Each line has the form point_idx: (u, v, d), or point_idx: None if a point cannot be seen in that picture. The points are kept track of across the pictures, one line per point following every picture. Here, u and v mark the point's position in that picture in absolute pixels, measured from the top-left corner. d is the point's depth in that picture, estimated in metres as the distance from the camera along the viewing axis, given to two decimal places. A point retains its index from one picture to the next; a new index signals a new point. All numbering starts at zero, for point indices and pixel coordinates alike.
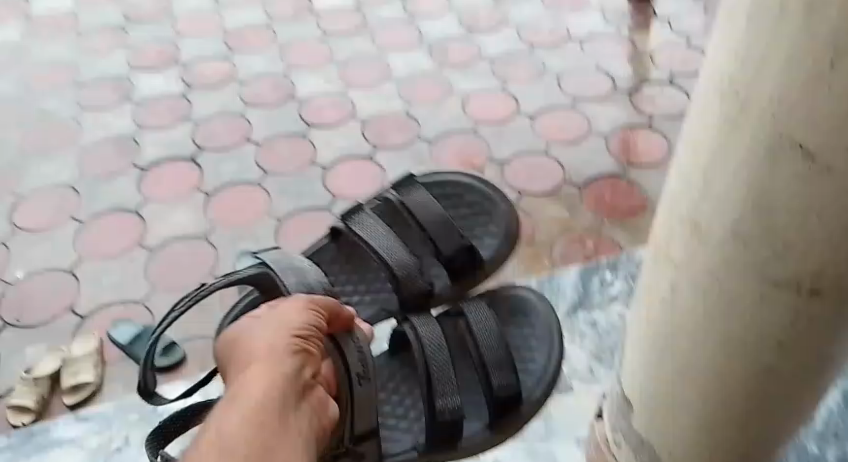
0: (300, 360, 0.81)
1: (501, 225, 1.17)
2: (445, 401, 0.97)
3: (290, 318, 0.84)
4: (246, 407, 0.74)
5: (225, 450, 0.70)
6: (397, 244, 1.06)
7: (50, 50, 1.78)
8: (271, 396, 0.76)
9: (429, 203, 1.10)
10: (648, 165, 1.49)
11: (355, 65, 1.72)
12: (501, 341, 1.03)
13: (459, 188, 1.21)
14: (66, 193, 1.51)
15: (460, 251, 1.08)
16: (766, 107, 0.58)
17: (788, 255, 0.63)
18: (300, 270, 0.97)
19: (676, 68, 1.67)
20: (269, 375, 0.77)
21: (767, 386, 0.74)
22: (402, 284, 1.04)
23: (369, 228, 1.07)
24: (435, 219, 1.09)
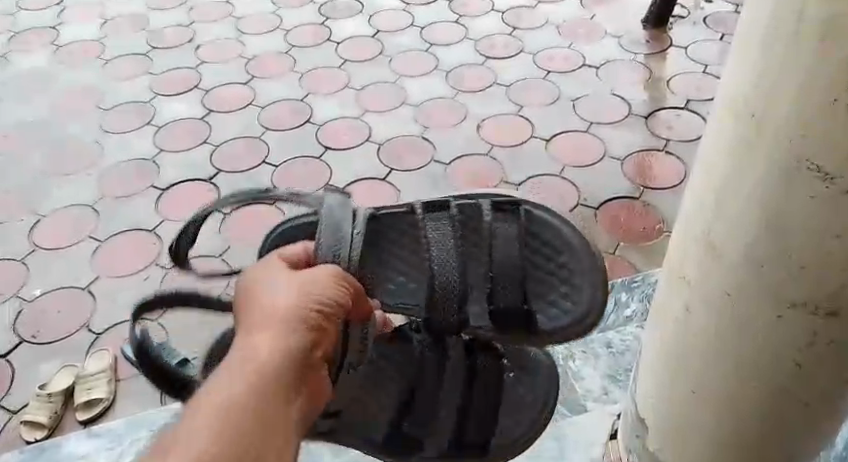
0: (310, 340, 0.62)
1: (584, 298, 0.87)
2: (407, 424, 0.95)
3: (308, 285, 0.66)
4: (229, 386, 0.57)
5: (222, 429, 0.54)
6: (452, 266, 0.86)
7: (74, 75, 1.82)
8: (265, 377, 0.58)
9: (515, 242, 0.88)
10: (664, 188, 1.51)
11: (373, 90, 1.74)
12: (491, 398, 0.97)
13: (565, 242, 0.88)
14: (84, 213, 1.53)
15: (511, 309, 0.88)
16: (783, 130, 0.59)
17: (803, 277, 0.64)
18: (339, 235, 0.79)
19: (692, 94, 1.69)
20: (263, 353, 0.59)
21: (782, 407, 0.74)
22: (430, 309, 0.87)
23: (438, 235, 0.86)
24: (507, 264, 0.88)
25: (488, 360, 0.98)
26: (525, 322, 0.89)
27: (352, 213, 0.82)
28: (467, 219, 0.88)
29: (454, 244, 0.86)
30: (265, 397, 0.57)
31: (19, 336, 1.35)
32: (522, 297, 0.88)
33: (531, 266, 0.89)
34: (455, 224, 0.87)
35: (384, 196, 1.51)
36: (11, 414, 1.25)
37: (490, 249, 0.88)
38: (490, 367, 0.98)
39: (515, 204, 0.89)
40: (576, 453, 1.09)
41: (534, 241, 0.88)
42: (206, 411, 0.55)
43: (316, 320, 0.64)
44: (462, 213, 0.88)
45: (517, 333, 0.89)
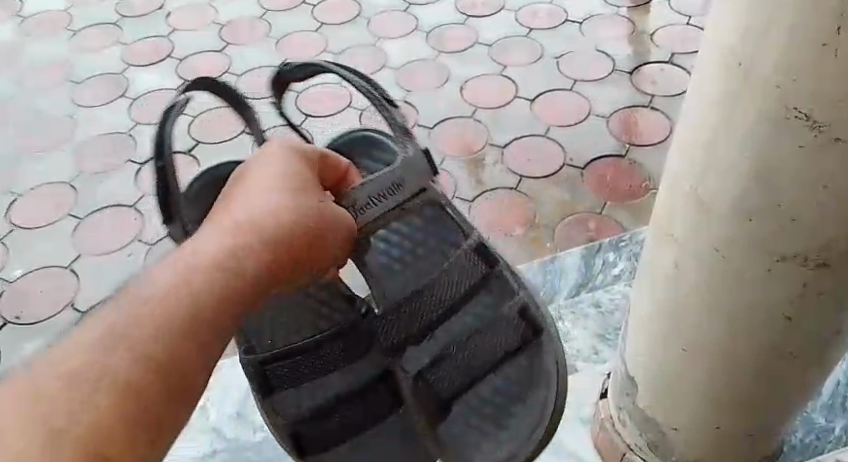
0: (284, 248, 0.66)
1: (507, 444, 0.86)
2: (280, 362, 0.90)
3: (299, 195, 0.69)
4: (191, 272, 0.61)
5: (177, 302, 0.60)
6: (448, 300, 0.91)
7: (43, 48, 1.78)
8: (223, 274, 0.62)
9: (497, 354, 0.89)
10: (649, 145, 1.49)
11: (352, 54, 1.71)
12: (364, 422, 0.90)
13: (543, 380, 0.87)
14: (62, 190, 1.51)
15: (444, 382, 0.88)
16: (769, 82, 0.57)
17: (794, 231, 0.63)
18: (387, 189, 0.85)
19: (677, 47, 1.67)
20: (233, 246, 0.64)
21: (772, 361, 0.74)
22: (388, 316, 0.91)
23: (458, 274, 0.91)
24: (473, 359, 0.89)
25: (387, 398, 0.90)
26: (434, 408, 0.88)
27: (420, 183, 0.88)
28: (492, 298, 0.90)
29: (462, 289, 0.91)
30: (220, 290, 0.61)
31: (3, 317, 1.33)
32: (461, 385, 0.89)
33: (495, 379, 0.89)
34: (477, 283, 0.91)
35: None
36: None
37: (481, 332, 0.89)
38: (385, 404, 0.90)
39: (540, 331, 0.88)
40: (567, 413, 1.09)
41: (520, 362, 0.89)
42: (168, 287, 0.60)
43: (295, 232, 0.67)
44: (497, 281, 0.90)
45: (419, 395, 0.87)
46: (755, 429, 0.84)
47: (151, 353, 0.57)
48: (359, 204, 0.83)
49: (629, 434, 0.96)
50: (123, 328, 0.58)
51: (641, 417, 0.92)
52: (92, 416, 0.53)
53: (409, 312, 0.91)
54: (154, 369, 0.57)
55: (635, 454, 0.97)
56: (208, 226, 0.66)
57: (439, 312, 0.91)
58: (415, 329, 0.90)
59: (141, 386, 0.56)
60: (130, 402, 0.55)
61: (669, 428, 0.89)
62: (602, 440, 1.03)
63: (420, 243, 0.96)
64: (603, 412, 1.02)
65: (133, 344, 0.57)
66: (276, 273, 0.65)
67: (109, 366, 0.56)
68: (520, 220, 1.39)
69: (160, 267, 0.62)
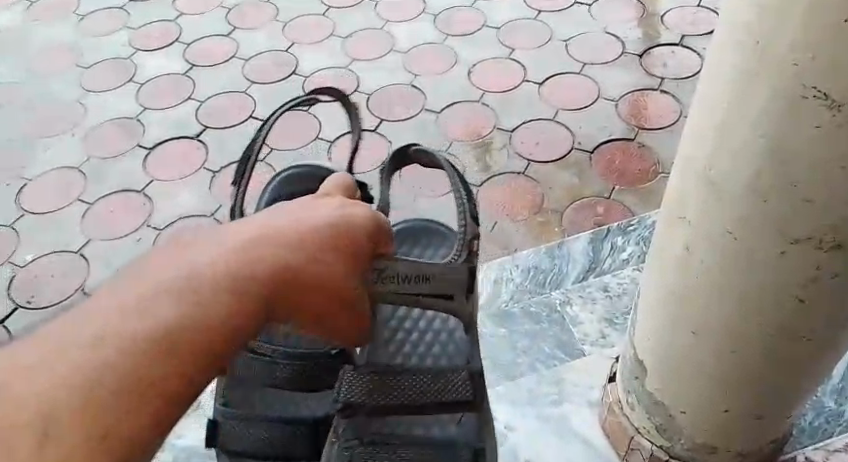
0: (317, 269, 0.61)
1: None
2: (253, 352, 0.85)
3: (354, 222, 0.64)
4: (225, 268, 0.56)
5: (193, 302, 0.54)
6: (424, 396, 0.81)
7: (51, 33, 1.77)
8: (252, 276, 0.57)
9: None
10: (658, 128, 1.49)
11: (360, 37, 1.71)
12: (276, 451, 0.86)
13: None
14: (72, 175, 1.51)
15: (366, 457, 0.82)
16: (785, 60, 0.57)
17: (806, 211, 0.63)
18: (413, 276, 0.74)
19: (686, 30, 1.66)
20: (270, 252, 0.59)
21: (780, 347, 0.74)
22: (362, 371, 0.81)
23: (444, 383, 0.82)
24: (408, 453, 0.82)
25: (307, 452, 0.86)
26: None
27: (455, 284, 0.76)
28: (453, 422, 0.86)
29: (438, 401, 0.81)
30: (244, 295, 0.56)
31: (14, 301, 1.33)
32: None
33: None
34: (458, 404, 0.82)
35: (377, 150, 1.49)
36: None
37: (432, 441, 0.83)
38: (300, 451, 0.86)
39: None
40: (575, 396, 1.09)
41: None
42: (195, 279, 0.55)
43: (330, 262, 0.62)
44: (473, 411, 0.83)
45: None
46: (764, 412, 0.84)
47: (168, 339, 0.51)
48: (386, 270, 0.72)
49: (637, 418, 0.97)
50: (145, 306, 0.52)
51: (649, 400, 0.92)
52: (100, 402, 0.48)
53: (383, 387, 0.81)
54: (163, 354, 0.51)
55: (644, 438, 0.97)
56: (252, 220, 0.61)
57: (410, 401, 0.81)
58: (378, 404, 0.80)
59: (152, 374, 0.50)
60: (130, 388, 0.49)
61: (677, 411, 0.89)
62: (611, 423, 1.03)
63: (430, 344, 0.88)
64: (611, 396, 1.02)
65: (155, 327, 0.51)
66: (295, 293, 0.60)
67: (127, 347, 0.50)
68: (528, 204, 1.39)
69: (194, 253, 0.56)
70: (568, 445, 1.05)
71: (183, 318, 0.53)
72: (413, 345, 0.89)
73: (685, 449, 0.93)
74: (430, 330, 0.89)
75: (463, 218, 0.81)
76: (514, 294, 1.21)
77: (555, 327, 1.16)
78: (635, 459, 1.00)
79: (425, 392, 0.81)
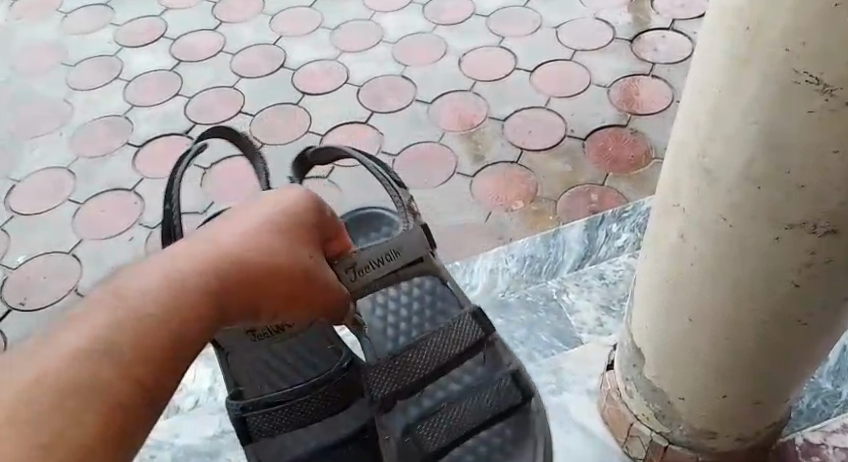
0: (271, 263, 0.64)
1: None
2: (261, 415, 0.84)
3: (297, 213, 0.69)
4: (177, 274, 0.58)
5: (143, 307, 0.56)
6: (441, 351, 0.87)
7: (35, 32, 1.76)
8: (205, 277, 0.59)
9: (487, 414, 0.87)
10: (651, 113, 1.48)
11: (349, 29, 1.69)
12: None
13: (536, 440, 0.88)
14: (61, 175, 1.50)
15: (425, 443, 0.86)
16: (778, 44, 0.56)
17: (800, 196, 0.62)
18: (384, 259, 0.84)
19: (676, 14, 1.65)
20: (218, 252, 0.62)
21: (772, 332, 0.74)
22: (382, 366, 0.86)
23: (453, 332, 0.88)
24: (460, 414, 0.87)
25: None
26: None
27: (420, 247, 0.87)
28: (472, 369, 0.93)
29: (454, 350, 0.88)
30: (197, 297, 0.58)
31: (7, 303, 1.32)
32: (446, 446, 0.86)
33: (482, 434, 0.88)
34: (475, 344, 0.89)
35: (367, 142, 1.49)
36: None
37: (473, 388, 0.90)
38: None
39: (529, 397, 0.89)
40: (574, 385, 1.08)
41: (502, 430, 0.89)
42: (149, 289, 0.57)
43: (285, 256, 0.65)
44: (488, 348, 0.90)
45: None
46: (763, 397, 0.83)
47: (124, 344, 0.53)
48: (358, 265, 0.81)
49: (636, 405, 0.96)
50: (102, 317, 0.54)
51: (649, 388, 0.91)
52: (57, 404, 0.49)
53: (405, 366, 0.86)
54: (118, 358, 0.53)
55: (643, 424, 0.97)
56: (206, 231, 0.65)
57: (431, 369, 0.86)
58: (408, 382, 0.85)
59: (109, 376, 0.52)
60: (87, 391, 0.50)
61: (675, 397, 0.89)
62: (610, 412, 1.02)
63: (420, 311, 0.96)
64: (609, 385, 1.01)
65: (110, 334, 0.54)
66: (252, 289, 0.62)
67: (87, 353, 0.52)
68: (522, 194, 1.38)
69: (145, 267, 0.59)
70: (566, 434, 1.04)
71: (140, 324, 0.55)
72: (406, 320, 0.96)
73: (684, 435, 0.93)
74: (414, 298, 0.97)
75: (391, 190, 0.88)
76: (510, 285, 1.21)
77: (551, 316, 1.16)
78: (635, 447, 1.00)
79: (441, 350, 0.87)
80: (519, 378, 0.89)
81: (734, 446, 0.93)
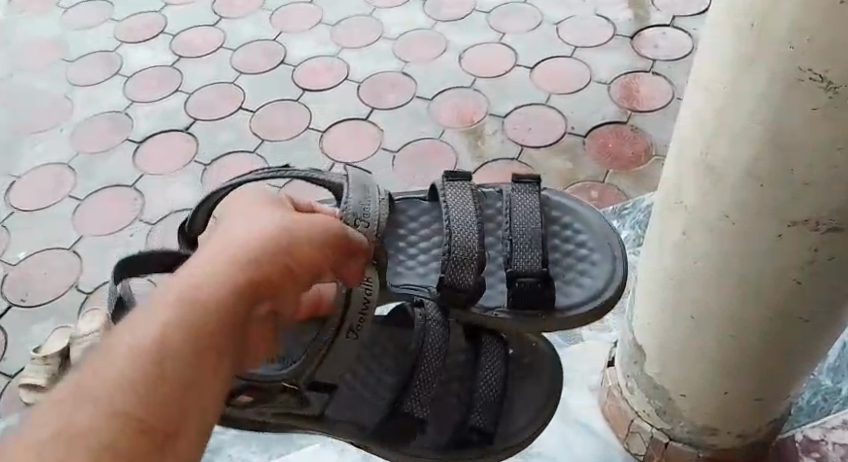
0: (264, 266, 0.60)
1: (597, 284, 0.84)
2: (415, 409, 0.81)
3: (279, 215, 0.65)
4: (171, 310, 0.55)
5: (136, 351, 0.53)
6: (470, 220, 0.83)
7: (35, 28, 1.75)
8: (198, 305, 0.56)
9: (534, 212, 0.86)
10: (651, 110, 1.48)
11: (349, 25, 1.69)
12: (493, 381, 0.87)
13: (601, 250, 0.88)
14: (62, 171, 1.50)
15: (530, 278, 0.81)
16: (782, 41, 0.56)
17: (806, 194, 0.62)
18: (369, 194, 0.77)
19: (676, 10, 1.65)
20: (216, 272, 0.58)
21: (776, 329, 0.74)
22: (451, 265, 0.80)
23: (453, 197, 0.85)
24: (521, 230, 0.84)
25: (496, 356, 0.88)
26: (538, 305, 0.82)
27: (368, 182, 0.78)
28: (487, 212, 0.89)
29: (472, 207, 0.84)
30: (195, 326, 0.55)
31: (7, 299, 1.33)
32: (545, 266, 0.82)
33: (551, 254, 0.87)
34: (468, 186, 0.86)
35: (368, 138, 1.49)
36: (9, 379, 1.24)
37: (510, 220, 0.86)
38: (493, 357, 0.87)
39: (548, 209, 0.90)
40: (574, 382, 1.08)
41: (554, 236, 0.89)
42: (144, 332, 0.54)
43: (276, 255, 0.61)
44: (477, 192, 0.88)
45: (537, 322, 0.82)
46: (767, 394, 0.83)
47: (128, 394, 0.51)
48: (355, 213, 0.75)
49: (637, 402, 0.96)
50: (105, 370, 0.52)
51: (650, 385, 0.92)
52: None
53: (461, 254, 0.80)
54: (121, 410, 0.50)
55: (644, 421, 0.97)
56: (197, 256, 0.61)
57: (475, 235, 0.82)
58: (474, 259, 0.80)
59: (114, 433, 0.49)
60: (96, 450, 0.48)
61: (676, 394, 0.89)
62: (610, 408, 1.02)
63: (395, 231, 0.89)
64: (610, 381, 1.01)
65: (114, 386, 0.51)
66: (253, 303, 0.58)
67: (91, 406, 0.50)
68: None
69: (141, 314, 0.56)
70: (567, 430, 1.04)
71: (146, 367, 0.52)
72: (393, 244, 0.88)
73: (685, 432, 0.93)
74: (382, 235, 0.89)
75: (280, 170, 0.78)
76: None
77: None
78: (636, 443, 1.00)
79: (464, 217, 0.83)
80: (526, 186, 0.88)
81: (735, 443, 0.93)
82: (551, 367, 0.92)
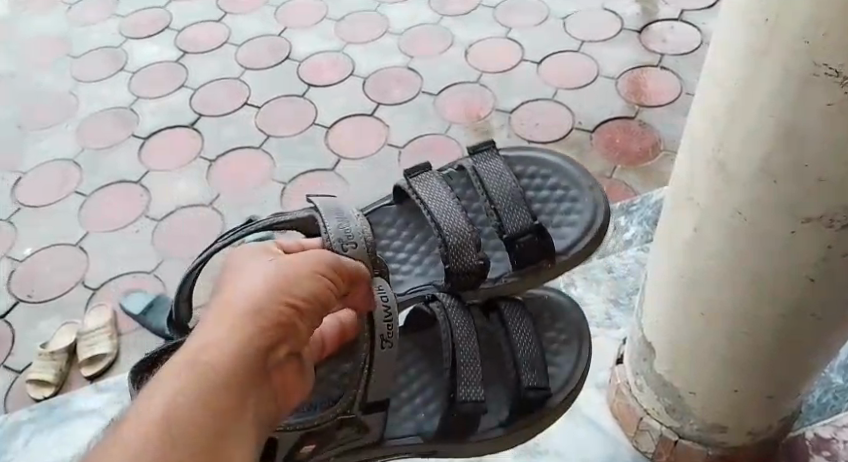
0: (266, 315, 0.61)
1: (583, 219, 0.91)
2: (469, 392, 0.83)
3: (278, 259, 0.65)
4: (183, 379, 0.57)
5: (156, 425, 0.54)
6: (454, 208, 0.88)
7: (40, 23, 1.75)
8: (208, 370, 0.57)
9: (502, 171, 0.91)
10: (659, 104, 1.47)
11: (355, 20, 1.69)
12: (527, 338, 0.88)
13: (570, 183, 0.94)
14: (68, 166, 1.49)
15: (526, 235, 0.87)
16: (797, 37, 0.55)
17: (822, 191, 0.61)
18: (344, 216, 0.80)
19: (684, 4, 1.64)
20: (222, 332, 0.59)
21: (788, 329, 0.74)
22: (452, 253, 0.86)
23: (425, 190, 0.90)
24: (498, 193, 0.90)
25: (518, 313, 0.90)
26: (543, 256, 0.88)
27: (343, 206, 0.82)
28: (457, 192, 0.95)
29: (449, 194, 0.90)
30: (207, 392, 0.56)
31: (14, 295, 1.33)
32: (535, 219, 0.88)
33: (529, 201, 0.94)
34: (431, 177, 0.92)
35: (374, 134, 1.48)
36: (16, 375, 1.24)
37: (484, 188, 0.91)
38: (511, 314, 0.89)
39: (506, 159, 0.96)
40: None
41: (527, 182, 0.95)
42: (161, 406, 0.55)
43: (279, 303, 0.62)
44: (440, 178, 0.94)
45: (544, 273, 0.89)
46: (778, 392, 0.83)
47: None
48: (339, 237, 0.78)
49: (646, 400, 0.95)
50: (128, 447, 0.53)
51: (659, 382, 0.91)
52: None
53: (458, 242, 0.86)
54: None
55: (653, 419, 0.96)
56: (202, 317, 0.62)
57: (462, 220, 0.87)
58: (473, 240, 0.86)
59: None
60: None
61: (686, 392, 0.88)
62: (619, 406, 1.01)
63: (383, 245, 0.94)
64: (618, 377, 1.01)
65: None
66: (260, 357, 0.60)
67: None
68: None
69: (155, 384, 0.57)
70: (575, 428, 1.04)
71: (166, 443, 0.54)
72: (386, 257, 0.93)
73: (694, 429, 0.92)
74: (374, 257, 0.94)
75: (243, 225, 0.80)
76: None
77: None
78: (645, 441, 0.99)
79: (448, 206, 0.89)
80: (484, 155, 0.93)
81: (745, 442, 0.92)
82: (572, 314, 0.93)
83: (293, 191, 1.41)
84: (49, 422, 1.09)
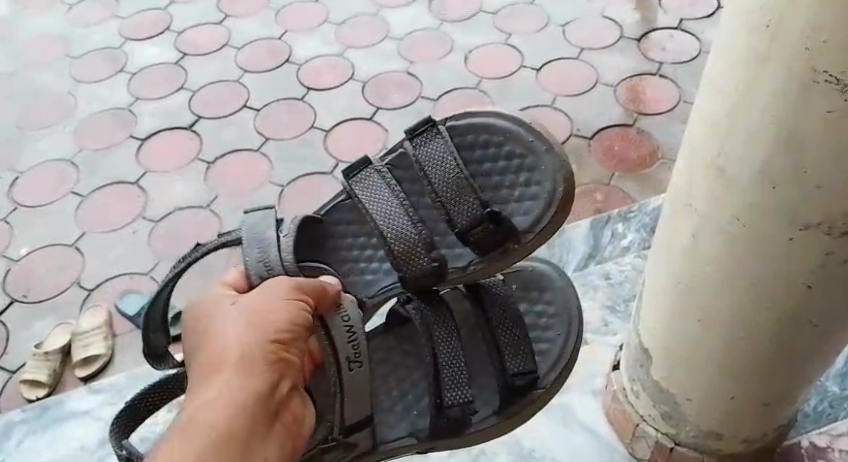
0: (257, 359, 0.62)
1: (541, 191, 0.87)
2: (455, 396, 0.83)
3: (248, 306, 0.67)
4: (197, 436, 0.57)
5: None
6: (398, 208, 0.84)
7: (40, 23, 1.75)
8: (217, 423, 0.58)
9: (446, 152, 0.85)
10: (657, 112, 1.48)
11: (354, 24, 1.69)
12: (508, 326, 0.87)
13: (524, 144, 0.88)
14: (65, 167, 1.49)
15: (478, 226, 0.84)
16: (798, 43, 0.55)
17: (822, 196, 0.61)
18: (266, 242, 0.77)
19: (684, 12, 1.65)
20: (220, 386, 0.60)
21: (785, 337, 0.74)
22: (402, 261, 0.83)
23: (366, 193, 0.85)
24: (443, 184, 0.85)
25: (496, 300, 0.89)
26: (503, 246, 0.85)
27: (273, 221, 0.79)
28: (403, 176, 0.91)
29: (394, 191, 0.85)
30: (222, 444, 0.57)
31: (9, 295, 1.32)
32: (485, 205, 0.85)
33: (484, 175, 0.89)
34: (373, 174, 0.86)
35: (373, 138, 1.48)
36: (9, 375, 1.23)
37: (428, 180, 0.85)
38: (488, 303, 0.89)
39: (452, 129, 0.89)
40: (577, 384, 1.08)
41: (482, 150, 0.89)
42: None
43: (265, 346, 0.63)
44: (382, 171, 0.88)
45: (509, 257, 0.86)
46: (773, 399, 0.83)
47: None
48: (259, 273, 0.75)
49: (642, 406, 0.95)
50: None
51: (655, 388, 0.91)
52: None
53: (404, 249, 0.82)
54: None
55: (648, 425, 0.96)
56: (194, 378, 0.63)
57: (408, 222, 0.83)
58: (422, 242, 0.83)
59: None
60: None
61: (682, 398, 0.88)
62: (615, 412, 1.01)
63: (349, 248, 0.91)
64: (615, 383, 1.00)
65: None
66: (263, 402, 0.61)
67: None
68: None
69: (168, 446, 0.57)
70: (571, 433, 1.04)
71: None
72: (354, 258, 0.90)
73: (690, 436, 0.92)
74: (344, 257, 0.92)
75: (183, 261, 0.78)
76: None
77: None
78: (640, 447, 0.99)
79: (393, 207, 0.84)
80: (424, 136, 0.86)
81: (740, 449, 0.92)
82: (559, 282, 0.93)
83: (291, 194, 1.41)
84: (42, 423, 1.09)
